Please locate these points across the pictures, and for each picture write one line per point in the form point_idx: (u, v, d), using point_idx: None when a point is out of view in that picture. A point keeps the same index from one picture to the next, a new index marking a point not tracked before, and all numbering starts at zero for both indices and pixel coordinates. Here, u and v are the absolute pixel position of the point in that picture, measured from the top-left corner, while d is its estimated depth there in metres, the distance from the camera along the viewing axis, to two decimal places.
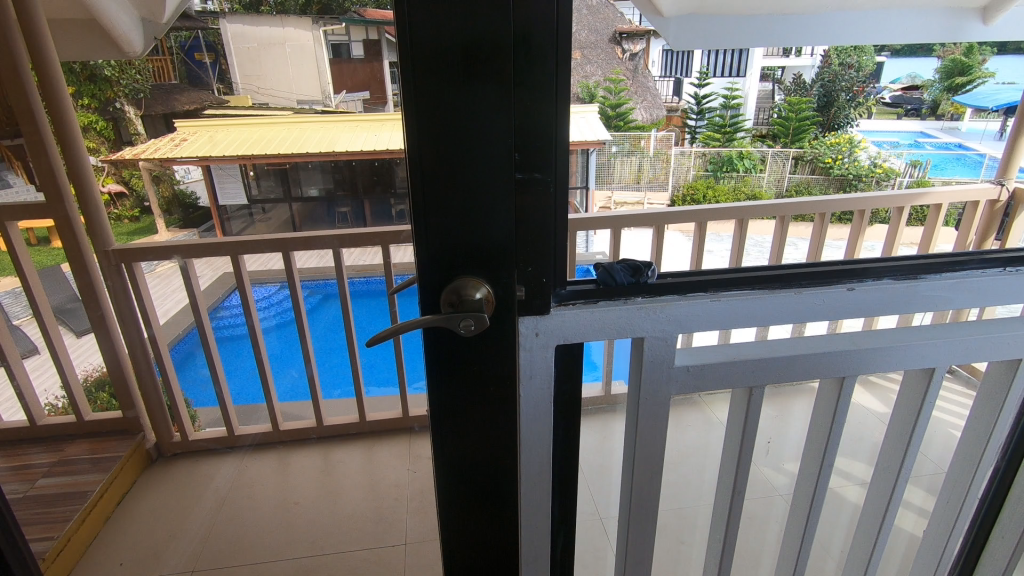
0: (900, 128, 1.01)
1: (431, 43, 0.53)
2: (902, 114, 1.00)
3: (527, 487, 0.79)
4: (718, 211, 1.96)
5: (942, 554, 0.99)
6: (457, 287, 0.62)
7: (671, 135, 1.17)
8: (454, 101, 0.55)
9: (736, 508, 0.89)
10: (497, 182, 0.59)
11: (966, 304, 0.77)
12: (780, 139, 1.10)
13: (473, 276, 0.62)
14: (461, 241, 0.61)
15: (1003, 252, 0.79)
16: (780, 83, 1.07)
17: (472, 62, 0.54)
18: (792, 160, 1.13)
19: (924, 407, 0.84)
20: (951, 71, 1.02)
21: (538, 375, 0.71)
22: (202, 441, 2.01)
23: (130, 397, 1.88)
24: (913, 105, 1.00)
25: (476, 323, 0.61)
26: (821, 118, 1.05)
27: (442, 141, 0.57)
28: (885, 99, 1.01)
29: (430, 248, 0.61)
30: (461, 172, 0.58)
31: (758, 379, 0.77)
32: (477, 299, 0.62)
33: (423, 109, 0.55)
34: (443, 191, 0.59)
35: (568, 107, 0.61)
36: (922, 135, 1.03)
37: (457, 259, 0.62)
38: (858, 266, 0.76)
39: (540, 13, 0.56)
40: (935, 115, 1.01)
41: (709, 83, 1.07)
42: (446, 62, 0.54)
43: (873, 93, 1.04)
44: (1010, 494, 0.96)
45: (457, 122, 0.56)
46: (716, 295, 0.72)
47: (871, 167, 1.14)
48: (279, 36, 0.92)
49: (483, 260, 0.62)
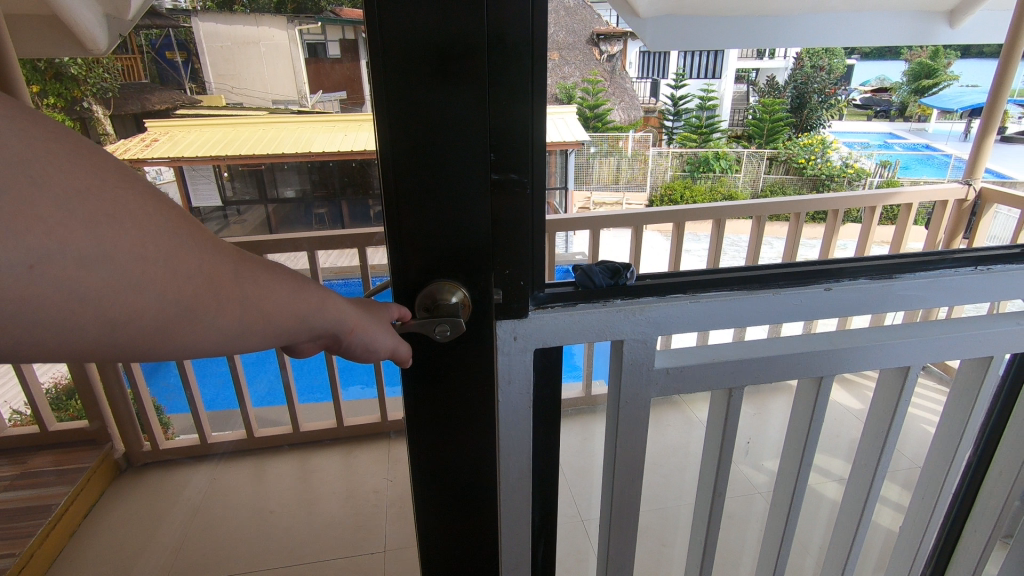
0: (870, 129, 1.10)
1: (404, 42, 0.51)
2: (872, 116, 1.09)
3: (506, 492, 0.77)
4: (695, 210, 1.96)
5: (918, 549, 1.00)
6: (432, 291, 0.60)
7: (648, 135, 1.22)
8: (428, 101, 0.54)
9: (717, 510, 0.89)
10: (473, 183, 0.58)
11: (939, 303, 0.78)
12: (755, 140, 1.17)
13: (449, 279, 0.61)
14: (438, 244, 0.59)
15: (973, 251, 0.80)
16: (754, 85, 1.16)
17: (446, 60, 0.52)
18: (767, 159, 1.31)
19: (899, 406, 0.85)
20: (918, 74, 1.04)
21: (517, 379, 0.70)
22: (172, 450, 1.93)
23: (95, 406, 1.80)
24: (882, 107, 1.07)
25: (451, 328, 0.60)
26: (793, 120, 1.16)
27: (416, 141, 0.55)
28: (855, 100, 1.08)
29: (403, 250, 0.59)
30: (436, 173, 0.57)
31: (737, 380, 0.77)
32: (452, 304, 0.60)
33: (396, 109, 0.54)
34: (418, 192, 0.57)
35: (545, 106, 0.59)
36: (891, 136, 1.11)
37: (432, 261, 0.60)
38: (834, 266, 0.76)
39: (517, 11, 0.54)
40: (903, 117, 1.08)
41: (686, 85, 1.11)
42: (418, 60, 0.52)
43: (844, 95, 1.12)
44: (982, 488, 0.98)
45: (432, 122, 0.54)
46: (695, 297, 0.71)
47: (843, 168, 1.56)
48: (254, 35, 0.89)
49: (459, 262, 0.61)
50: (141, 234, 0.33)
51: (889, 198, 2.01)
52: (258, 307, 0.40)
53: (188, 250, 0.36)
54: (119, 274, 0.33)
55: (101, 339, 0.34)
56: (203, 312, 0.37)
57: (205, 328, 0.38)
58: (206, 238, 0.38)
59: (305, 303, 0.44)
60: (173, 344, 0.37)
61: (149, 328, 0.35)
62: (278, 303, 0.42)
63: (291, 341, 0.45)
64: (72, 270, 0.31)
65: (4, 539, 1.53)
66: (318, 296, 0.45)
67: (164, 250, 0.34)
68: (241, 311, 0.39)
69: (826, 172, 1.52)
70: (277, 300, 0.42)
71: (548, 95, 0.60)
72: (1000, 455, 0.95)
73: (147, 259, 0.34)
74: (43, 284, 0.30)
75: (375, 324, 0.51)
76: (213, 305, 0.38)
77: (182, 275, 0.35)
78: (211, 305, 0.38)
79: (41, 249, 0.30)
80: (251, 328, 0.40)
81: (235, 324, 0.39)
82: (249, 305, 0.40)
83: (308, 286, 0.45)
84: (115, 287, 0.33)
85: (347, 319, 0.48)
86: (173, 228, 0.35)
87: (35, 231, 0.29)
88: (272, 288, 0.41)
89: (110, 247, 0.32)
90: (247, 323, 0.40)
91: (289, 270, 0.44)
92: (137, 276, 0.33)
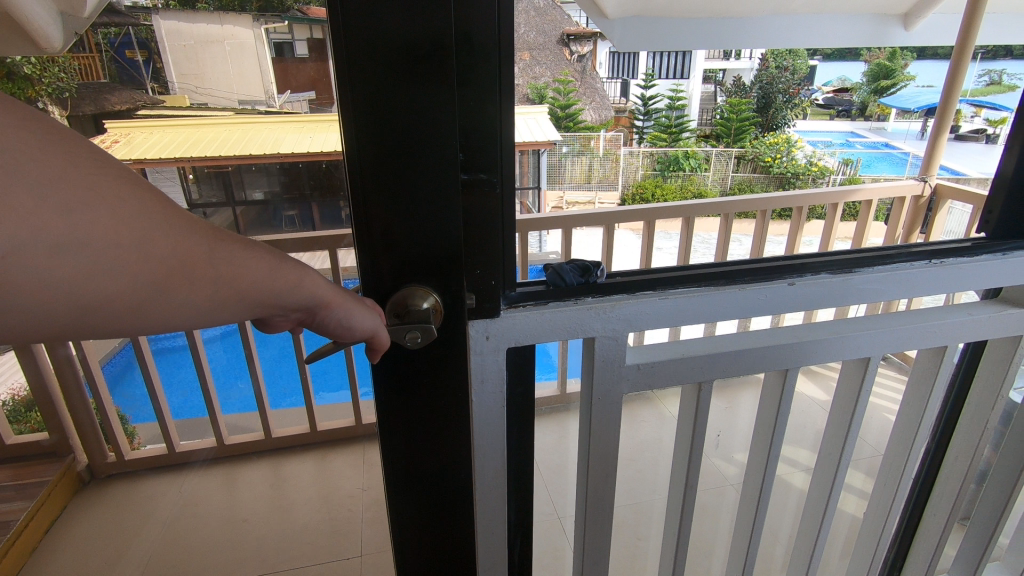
0: (833, 128, 1.19)
1: (370, 44, 0.51)
2: (834, 116, 1.15)
3: (481, 491, 0.77)
4: (666, 208, 1.98)
5: (881, 534, 1.04)
6: (404, 296, 0.60)
7: (622, 137, 1.57)
8: (398, 101, 0.53)
9: (690, 502, 0.90)
10: (445, 183, 0.58)
11: (897, 296, 0.80)
12: (725, 139, 1.49)
13: (421, 285, 0.61)
14: (410, 246, 0.59)
15: (928, 245, 0.83)
16: (722, 87, 1.52)
17: (415, 61, 0.52)
18: (733, 158, 1.78)
19: (861, 395, 0.88)
20: (877, 75, 1.09)
21: (490, 379, 0.70)
22: (138, 462, 1.86)
23: (54, 417, 1.71)
24: (844, 107, 1.13)
25: (422, 335, 0.60)
26: (760, 119, 1.55)
27: (383, 142, 0.54)
28: (818, 99, 1.11)
29: (373, 253, 0.59)
30: (407, 175, 0.56)
31: (707, 374, 0.79)
32: (424, 309, 0.60)
33: (364, 111, 0.53)
34: (388, 194, 0.57)
35: (512, 106, 0.60)
36: (854, 135, 1.26)
37: (403, 263, 0.60)
38: (799, 261, 0.78)
39: (483, 12, 0.55)
40: (863, 116, 1.17)
41: (656, 85, 1.38)
42: (386, 59, 0.52)
43: (806, 94, 1.18)
44: (940, 473, 1.02)
45: (402, 123, 0.54)
46: (663, 293, 0.73)
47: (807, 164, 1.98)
48: (217, 33, 0.84)
49: (431, 264, 0.60)
50: (107, 216, 0.32)
51: (850, 195, 2.07)
52: (235, 285, 0.39)
53: (159, 231, 0.35)
54: (86, 260, 0.32)
55: (73, 325, 0.33)
56: (176, 293, 0.36)
57: (175, 308, 0.37)
58: (179, 217, 0.36)
59: (282, 281, 0.43)
60: (142, 325, 0.36)
61: (120, 309, 0.35)
62: (255, 280, 0.41)
63: (265, 315, 0.44)
64: (40, 260, 0.30)
65: None
66: (296, 272, 0.44)
67: (134, 233, 0.33)
68: (215, 289, 0.38)
69: (789, 168, 2.01)
70: (254, 275, 0.40)
71: (517, 95, 0.61)
72: (956, 440, 0.99)
73: (120, 234, 0.33)
74: (7, 273, 0.29)
75: (352, 302, 0.51)
76: (185, 285, 0.37)
77: (153, 258, 0.34)
78: (184, 287, 0.37)
79: (7, 237, 0.29)
80: (226, 307, 0.40)
81: (207, 302, 0.38)
82: (223, 283, 0.39)
83: (286, 264, 0.43)
84: (85, 274, 0.32)
85: (324, 294, 0.47)
86: (137, 201, 0.34)
87: (2, 217, 0.28)
88: (246, 266, 0.40)
89: (74, 233, 0.31)
90: (223, 302, 0.39)
91: (267, 249, 0.43)
92: (109, 258, 0.33)
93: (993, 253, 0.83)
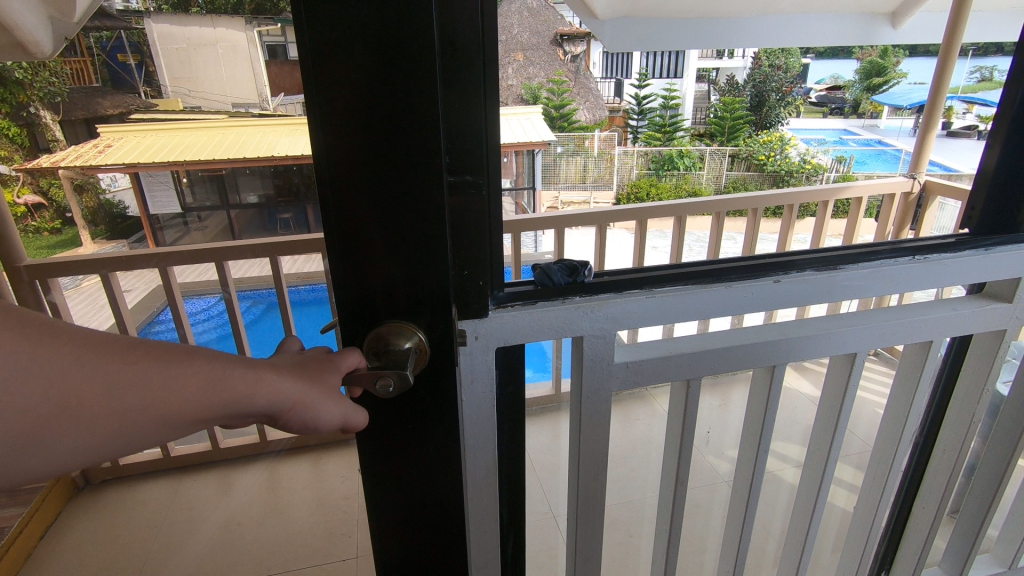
0: (825, 126, 1.22)
1: (340, 47, 0.44)
2: (826, 112, 1.14)
3: (472, 491, 0.78)
4: (659, 207, 2.00)
5: (871, 528, 1.05)
6: (383, 337, 0.53)
7: (613, 139, 1.89)
8: (373, 114, 0.46)
9: (680, 500, 0.91)
10: (430, 208, 0.50)
11: (882, 291, 0.81)
12: (716, 138, 1.61)
13: (400, 320, 0.53)
14: (393, 276, 0.52)
15: (913, 242, 0.83)
16: (715, 85, 1.53)
17: (390, 67, 0.45)
18: (727, 154, 1.70)
19: (848, 390, 0.89)
20: (870, 71, 1.07)
21: (480, 378, 0.71)
22: (132, 468, 1.86)
23: None
24: (836, 104, 1.12)
25: (396, 383, 0.50)
26: (750, 118, 1.60)
27: (359, 161, 0.47)
28: (812, 98, 1.14)
29: (351, 286, 0.52)
30: (386, 198, 0.49)
31: (694, 371, 0.80)
32: (405, 349, 0.53)
33: (335, 125, 0.46)
34: (365, 217, 0.50)
35: (498, 109, 0.61)
36: (846, 133, 1.25)
37: (384, 297, 0.53)
38: (784, 259, 0.79)
39: (465, 17, 0.55)
40: (857, 114, 1.11)
41: (648, 85, 1.55)
42: (358, 66, 0.45)
43: (800, 93, 1.23)
44: (928, 467, 1.03)
45: (378, 138, 0.47)
46: (650, 292, 0.73)
47: (802, 165, 1.95)
48: (213, 40, 1.71)
49: (416, 298, 0.53)
50: None
51: (842, 192, 2.06)
52: (151, 414, 0.36)
53: (31, 378, 0.31)
54: None
55: None
56: (64, 438, 0.33)
57: (67, 451, 0.33)
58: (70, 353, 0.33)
59: (217, 399, 0.38)
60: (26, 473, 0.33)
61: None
62: (179, 402, 0.36)
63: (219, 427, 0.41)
64: None
65: None
66: (246, 381, 0.40)
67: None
68: (119, 424, 0.35)
69: (783, 167, 1.97)
70: (182, 396, 0.37)
71: (501, 97, 0.62)
72: (944, 434, 1.00)
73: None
74: None
75: (321, 396, 0.45)
76: (75, 426, 0.33)
77: (20, 405, 0.31)
78: (72, 427, 0.33)
79: None
80: (140, 439, 0.36)
81: (113, 437, 0.35)
82: (133, 415, 0.35)
83: (232, 373, 0.39)
84: None
85: (283, 397, 0.42)
86: (7, 348, 0.30)
87: None
88: (169, 388, 0.36)
89: None
90: (134, 436, 0.35)
91: (207, 361, 0.38)
92: None
93: (976, 249, 0.84)
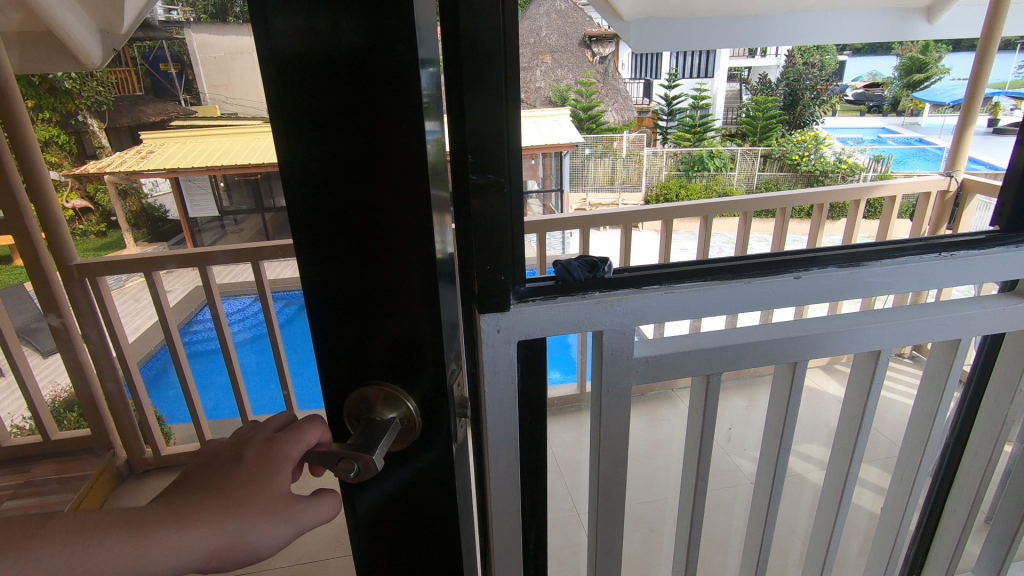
0: (863, 124, 1.19)
1: (307, 95, 0.43)
2: (864, 111, 1.16)
3: (495, 481, 0.81)
4: (686, 208, 1.96)
5: (898, 530, 1.03)
6: (367, 401, 0.51)
7: (644, 132, 2.34)
8: (341, 148, 0.44)
9: (701, 495, 0.92)
10: (408, 260, 0.47)
11: (906, 288, 0.81)
12: (750, 135, 1.69)
13: (384, 385, 0.51)
14: (363, 311, 0.49)
15: (939, 238, 0.83)
16: (751, 79, 1.54)
17: (357, 111, 0.43)
18: (756, 156, 1.96)
19: (872, 388, 0.88)
20: (909, 68, 1.12)
21: (502, 371, 0.73)
22: (173, 459, 1.92)
23: (95, 414, 1.82)
24: (872, 102, 1.14)
25: (363, 471, 0.45)
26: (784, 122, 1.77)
27: (332, 210, 0.46)
28: (848, 96, 1.16)
29: (336, 340, 0.50)
30: (356, 231, 0.47)
31: (714, 367, 0.81)
32: (387, 420, 0.50)
33: (304, 155, 0.45)
34: (338, 261, 0.48)
35: (520, 110, 0.63)
36: (884, 131, 1.26)
37: (369, 355, 0.50)
38: (806, 255, 0.80)
39: (486, 25, 0.58)
40: (896, 111, 1.13)
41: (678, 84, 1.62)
42: (332, 96, 0.42)
43: (836, 91, 1.22)
44: (959, 469, 1.01)
45: (352, 172, 0.45)
46: (670, 287, 0.74)
47: (833, 163, 2.12)
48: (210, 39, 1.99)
49: (401, 358, 0.50)
50: None
51: (876, 190, 2.01)
52: None
53: None
54: None
55: None
56: None
57: None
58: None
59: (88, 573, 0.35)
60: None
61: None
62: None
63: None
64: None
65: None
66: (122, 550, 0.36)
67: None
68: None
69: (818, 166, 2.13)
70: None
71: (522, 99, 0.65)
72: (976, 435, 0.98)
73: None
74: None
75: (254, 521, 0.41)
76: None
77: None
78: None
79: None
80: None
81: None
82: None
83: (103, 544, 0.35)
84: None
85: (193, 544, 0.39)
86: None
87: None
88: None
89: None
90: None
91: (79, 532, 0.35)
92: None
93: (1008, 245, 0.83)
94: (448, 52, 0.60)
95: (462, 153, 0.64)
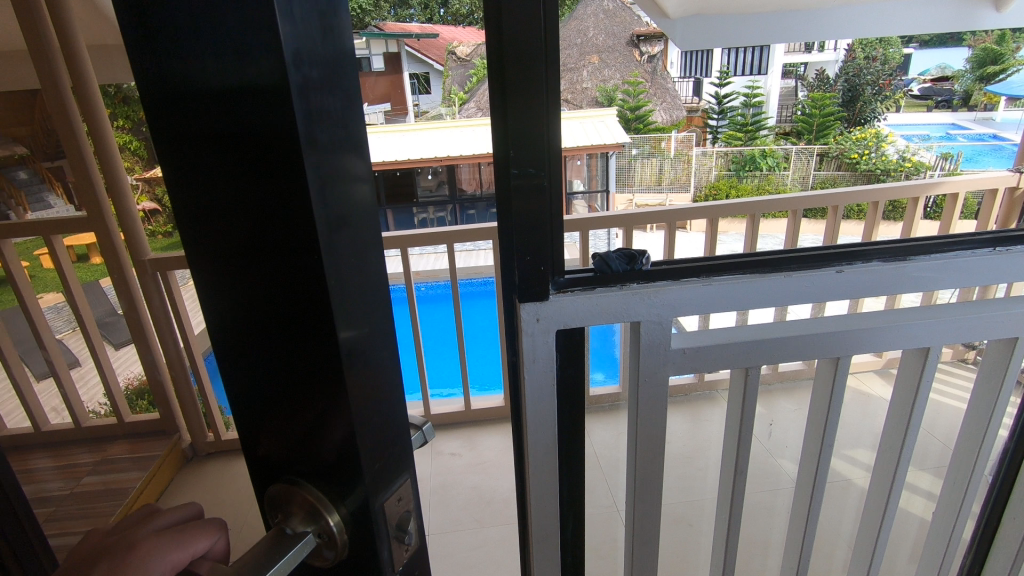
0: (930, 126, 1.31)
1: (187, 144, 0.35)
2: (932, 109, 1.31)
3: (534, 467, 0.83)
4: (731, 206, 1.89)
5: (951, 534, 1.00)
6: (289, 508, 0.41)
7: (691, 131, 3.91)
8: (233, 205, 0.35)
9: (740, 489, 0.92)
10: (316, 343, 0.37)
11: (954, 284, 0.79)
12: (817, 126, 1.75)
13: (310, 492, 0.41)
14: (287, 401, 0.40)
15: (991, 232, 0.80)
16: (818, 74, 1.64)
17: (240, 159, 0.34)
18: (812, 152, 2.56)
19: (921, 386, 0.86)
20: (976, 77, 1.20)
21: (540, 359, 0.76)
22: (233, 443, 2.03)
23: (164, 399, 1.95)
24: (945, 100, 1.27)
25: None
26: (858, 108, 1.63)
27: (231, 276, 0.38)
28: (921, 83, 1.32)
29: (262, 429, 0.42)
30: (265, 306, 0.38)
31: (752, 360, 0.81)
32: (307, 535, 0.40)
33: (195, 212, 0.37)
34: (250, 339, 0.40)
35: (560, 109, 0.67)
36: (952, 130, 1.35)
37: (293, 449, 0.41)
38: (849, 249, 0.79)
39: (528, 28, 0.62)
40: (964, 111, 1.19)
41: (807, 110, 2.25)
42: (213, 134, 0.34)
43: (905, 93, 1.28)
44: (1019, 475, 0.97)
45: (248, 220, 0.35)
46: (707, 280, 0.75)
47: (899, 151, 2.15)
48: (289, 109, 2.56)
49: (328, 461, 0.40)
50: None
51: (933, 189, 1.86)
52: None
53: None
54: None
55: None
56: None
57: None
58: None
59: None
60: None
61: None
62: None
63: None
64: None
65: (84, 517, 1.62)
66: None
67: None
68: None
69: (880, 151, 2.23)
70: None
71: (562, 98, 0.68)
72: None
73: None
74: None
75: None
76: None
77: None
78: None
79: None
80: None
81: None
82: None
83: None
84: None
85: None
86: None
87: None
88: None
89: None
90: None
91: None
92: None
93: None
94: (494, 55, 0.64)
95: (505, 149, 0.67)
